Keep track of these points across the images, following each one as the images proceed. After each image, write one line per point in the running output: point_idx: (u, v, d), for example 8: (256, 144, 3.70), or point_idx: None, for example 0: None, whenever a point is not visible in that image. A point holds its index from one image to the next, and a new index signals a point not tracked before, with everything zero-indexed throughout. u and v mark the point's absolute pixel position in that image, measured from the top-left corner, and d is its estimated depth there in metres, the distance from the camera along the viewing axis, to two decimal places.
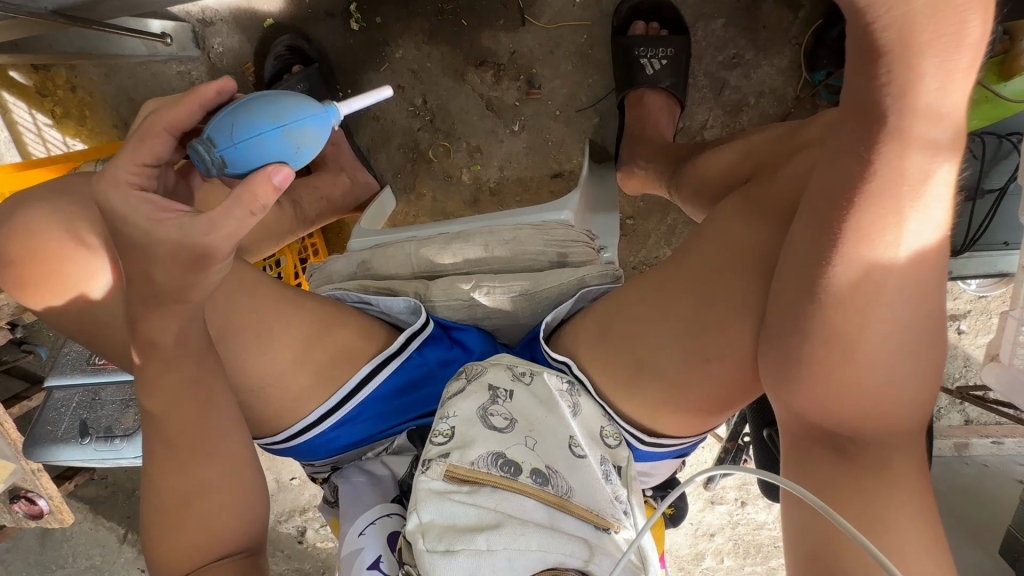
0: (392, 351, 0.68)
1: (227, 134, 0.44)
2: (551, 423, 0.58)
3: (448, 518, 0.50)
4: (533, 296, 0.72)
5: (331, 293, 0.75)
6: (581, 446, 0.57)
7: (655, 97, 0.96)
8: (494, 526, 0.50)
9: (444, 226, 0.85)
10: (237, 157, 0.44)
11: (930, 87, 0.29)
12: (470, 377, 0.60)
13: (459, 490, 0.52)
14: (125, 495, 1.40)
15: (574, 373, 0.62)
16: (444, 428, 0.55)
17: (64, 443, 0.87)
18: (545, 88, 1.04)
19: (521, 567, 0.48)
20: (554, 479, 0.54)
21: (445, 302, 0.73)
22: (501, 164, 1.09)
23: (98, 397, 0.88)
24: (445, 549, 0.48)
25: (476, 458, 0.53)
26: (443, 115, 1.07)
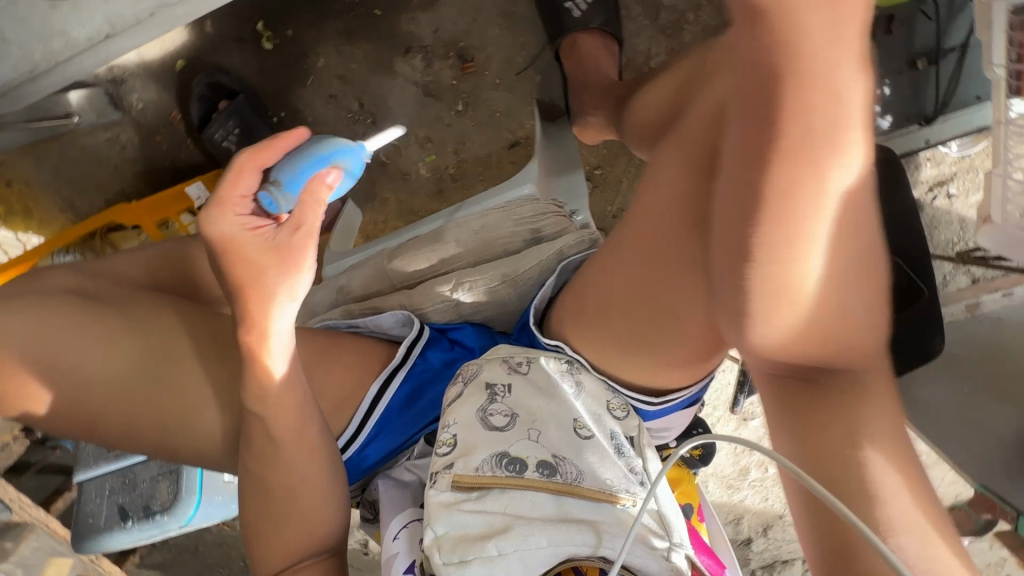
0: (396, 364, 0.67)
1: (287, 168, 0.50)
2: (554, 410, 0.57)
3: (460, 528, 0.51)
4: (516, 279, 0.71)
5: (319, 325, 0.74)
6: (587, 428, 0.56)
7: (589, 39, 0.91)
8: (503, 530, 0.50)
9: (412, 229, 0.82)
10: (294, 184, 0.50)
11: (813, 34, 0.27)
12: (467, 379, 0.60)
13: (467, 497, 0.52)
14: (189, 554, 1.44)
15: (569, 354, 0.61)
16: (447, 437, 0.56)
17: (109, 530, 0.88)
18: (477, 59, 1.01)
19: (535, 566, 0.48)
20: (560, 467, 0.53)
21: (432, 306, 0.73)
22: (455, 148, 1.05)
23: (131, 477, 0.89)
24: (459, 561, 0.48)
25: (479, 463, 0.53)
26: (384, 113, 1.03)
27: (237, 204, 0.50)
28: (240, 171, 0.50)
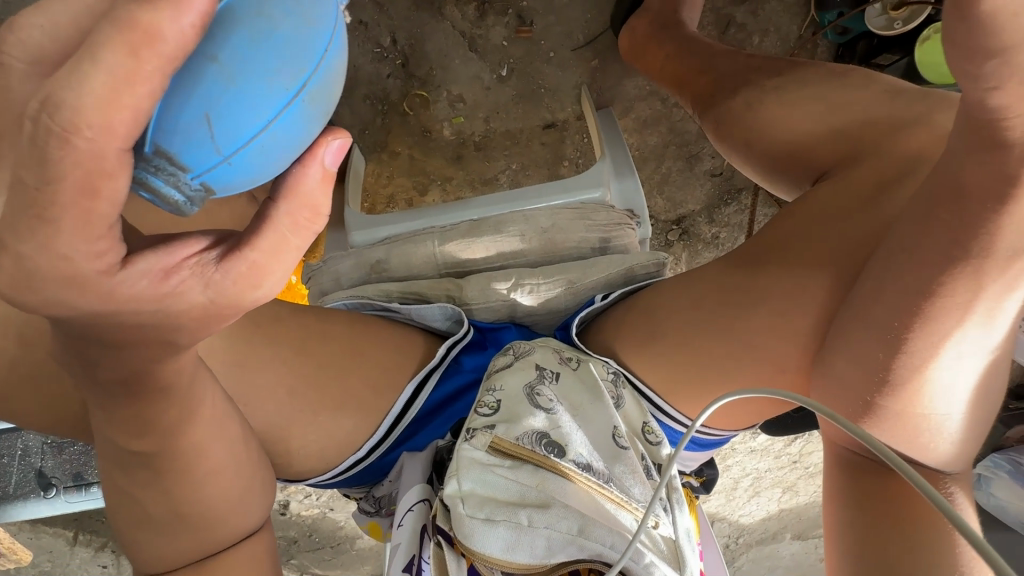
0: (434, 365, 0.62)
1: (170, 132, 0.25)
2: (594, 415, 0.60)
3: (488, 488, 0.53)
4: (578, 288, 0.67)
5: (347, 303, 0.65)
6: (625, 438, 0.58)
7: (646, 26, 0.84)
8: (541, 505, 0.52)
9: (452, 212, 0.71)
10: (234, 174, 0.27)
11: (288, 221, 0.29)
12: (518, 354, 0.63)
13: (501, 463, 0.54)
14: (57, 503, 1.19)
15: (619, 367, 0.64)
16: (491, 400, 0.59)
17: (22, 499, 0.76)
18: (537, 25, 0.91)
19: (558, 549, 0.50)
20: (598, 464, 0.55)
21: (482, 303, 0.66)
22: (487, 116, 0.97)
23: (51, 441, 0.76)
24: (484, 517, 0.51)
25: (521, 434, 0.56)
26: (420, 58, 0.91)
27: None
28: (95, 46, 0.21)
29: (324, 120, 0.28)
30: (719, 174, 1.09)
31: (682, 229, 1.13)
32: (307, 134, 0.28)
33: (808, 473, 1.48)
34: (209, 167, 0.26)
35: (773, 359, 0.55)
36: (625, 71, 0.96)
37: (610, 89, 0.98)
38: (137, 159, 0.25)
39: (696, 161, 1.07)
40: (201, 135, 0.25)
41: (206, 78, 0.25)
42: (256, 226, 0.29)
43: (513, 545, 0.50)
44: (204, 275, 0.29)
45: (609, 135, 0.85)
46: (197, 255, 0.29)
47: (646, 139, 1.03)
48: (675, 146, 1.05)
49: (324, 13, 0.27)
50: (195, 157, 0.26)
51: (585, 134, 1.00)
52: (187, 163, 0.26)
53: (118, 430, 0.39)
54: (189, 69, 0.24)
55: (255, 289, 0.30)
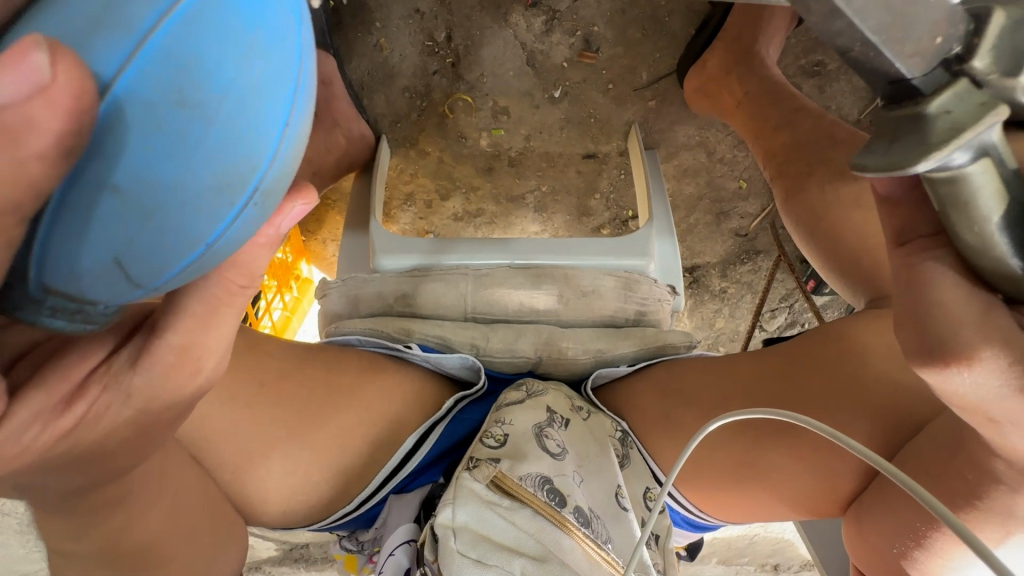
0: (436, 419, 0.61)
1: (70, 278, 0.25)
2: (598, 469, 0.58)
3: (483, 526, 0.50)
4: (605, 359, 0.65)
5: (363, 341, 0.63)
6: (626, 499, 0.57)
7: (721, 58, 0.75)
8: (537, 557, 0.49)
9: (491, 249, 0.67)
10: (166, 290, 0.28)
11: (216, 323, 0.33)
12: (530, 392, 0.62)
13: (500, 501, 0.51)
14: None
15: (627, 427, 0.64)
16: (498, 433, 0.58)
17: None
18: (604, 53, 0.84)
19: None
20: (595, 523, 0.53)
21: (507, 360, 0.63)
22: (529, 134, 0.92)
23: None
24: (475, 558, 0.48)
25: (525, 475, 0.53)
26: (472, 62, 0.84)
27: (13, 137, 0.20)
28: None
29: (274, 210, 0.29)
30: (743, 235, 1.07)
31: (693, 277, 1.13)
32: (252, 230, 0.28)
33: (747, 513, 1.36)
34: (130, 296, 0.27)
35: (777, 490, 0.55)
36: (680, 118, 0.92)
37: (660, 133, 0.93)
38: (28, 299, 0.26)
39: (725, 218, 1.05)
40: (115, 275, 0.25)
41: (93, 225, 0.23)
42: (171, 315, 0.33)
43: None
44: (115, 383, 0.33)
45: (655, 183, 0.82)
46: (103, 362, 0.34)
47: (682, 187, 1.00)
48: (708, 201, 1.02)
49: (256, 110, 0.24)
50: (109, 293, 0.26)
51: (623, 170, 0.97)
52: (96, 296, 0.26)
53: None
54: (82, 201, 0.23)
55: (192, 376, 0.35)
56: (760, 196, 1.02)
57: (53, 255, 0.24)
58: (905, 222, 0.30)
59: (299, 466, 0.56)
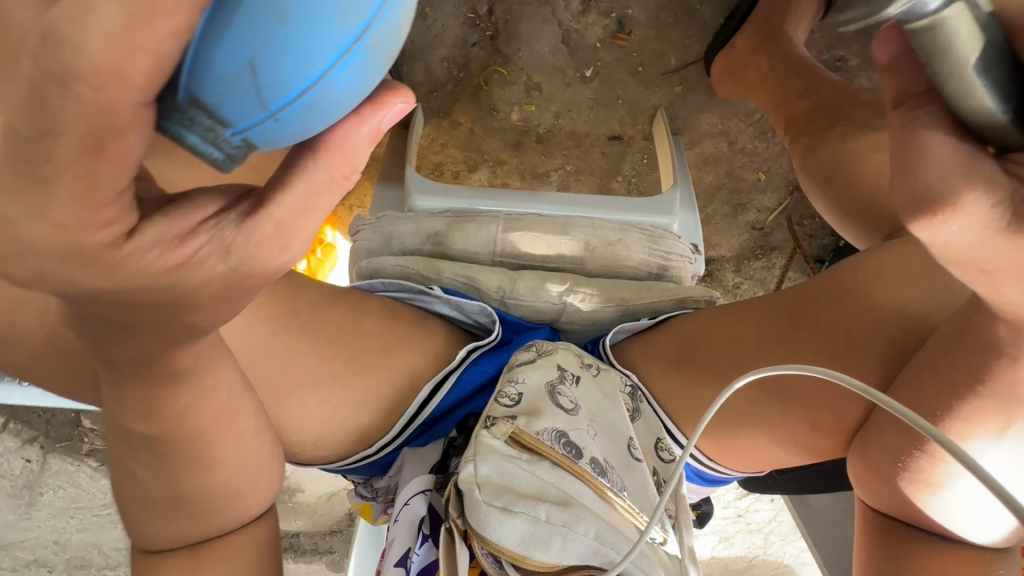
0: (451, 367, 0.61)
1: (208, 85, 0.24)
2: (609, 424, 0.58)
3: (506, 478, 0.49)
4: (627, 308, 0.66)
5: (389, 288, 0.64)
6: (638, 450, 0.57)
7: (751, 36, 0.79)
8: (560, 502, 0.49)
9: (522, 199, 0.70)
10: (287, 130, 0.26)
11: (321, 193, 0.29)
12: (540, 352, 0.61)
13: (520, 456, 0.51)
14: None
15: (634, 381, 0.63)
16: (512, 392, 0.56)
17: None
18: (635, 36, 0.89)
19: (573, 551, 0.47)
20: (610, 472, 0.54)
21: (532, 302, 0.65)
22: (558, 111, 0.95)
23: None
24: (502, 507, 0.47)
25: (542, 430, 0.53)
26: (510, 35, 0.89)
27: None
28: None
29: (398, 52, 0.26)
30: (759, 229, 1.09)
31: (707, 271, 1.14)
32: (373, 72, 0.26)
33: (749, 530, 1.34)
34: (255, 122, 0.25)
35: (794, 439, 0.55)
36: (704, 106, 0.96)
37: (683, 119, 0.97)
38: (172, 110, 0.24)
39: (742, 211, 1.07)
40: (248, 86, 0.24)
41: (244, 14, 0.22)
42: (289, 176, 0.29)
43: (529, 540, 0.47)
44: (220, 238, 0.29)
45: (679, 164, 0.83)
46: (213, 217, 0.30)
47: (702, 176, 1.03)
48: (727, 191, 1.05)
49: None
50: (239, 113, 0.25)
51: (647, 155, 1.00)
52: (227, 118, 0.25)
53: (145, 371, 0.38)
54: None
55: (280, 253, 0.31)
56: (778, 189, 1.05)
57: (197, 52, 0.23)
58: (901, 89, 0.29)
59: (323, 381, 0.56)
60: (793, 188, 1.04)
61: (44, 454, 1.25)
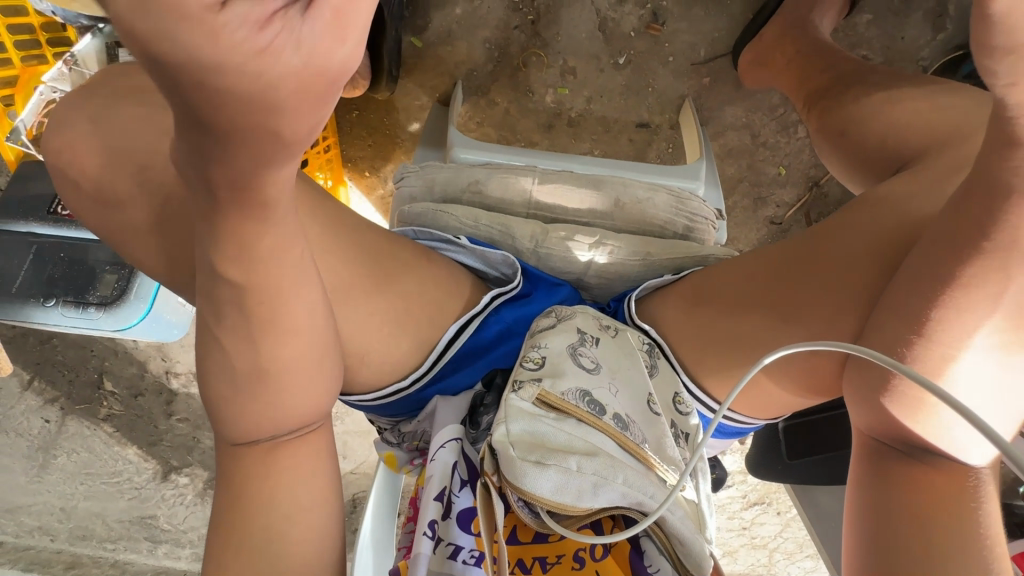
0: (475, 311, 0.62)
1: None
2: (629, 380, 0.58)
3: (536, 435, 0.50)
4: (654, 264, 0.69)
5: (423, 243, 0.66)
6: (658, 405, 0.57)
7: (776, 32, 0.86)
8: (588, 453, 0.49)
9: (557, 160, 0.75)
10: None
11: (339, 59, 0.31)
12: (561, 318, 0.60)
13: (547, 414, 0.51)
14: (38, 340, 1.20)
15: (653, 338, 0.63)
16: (535, 356, 0.56)
17: (28, 303, 0.78)
18: (669, 26, 0.95)
19: (605, 498, 0.48)
20: (633, 427, 0.54)
21: (563, 251, 0.68)
22: (590, 96, 1.00)
23: (75, 259, 0.79)
24: (536, 460, 0.48)
25: (566, 390, 0.53)
26: (550, 21, 0.95)
27: None
28: None
29: None
30: (778, 224, 1.11)
31: None
32: None
33: (753, 544, 1.35)
34: None
35: (820, 389, 0.56)
36: (729, 98, 1.01)
37: (709, 111, 1.02)
38: None
39: (762, 205, 1.10)
40: None
41: None
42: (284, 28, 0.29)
43: (563, 490, 0.47)
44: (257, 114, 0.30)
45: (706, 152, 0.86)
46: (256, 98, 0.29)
47: (724, 168, 1.07)
48: (748, 184, 1.08)
49: None
50: None
51: (673, 144, 1.04)
52: None
53: (217, 248, 0.40)
54: None
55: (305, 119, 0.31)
56: (797, 186, 1.08)
57: None
58: None
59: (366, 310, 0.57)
60: (812, 184, 1.08)
61: (63, 416, 1.24)
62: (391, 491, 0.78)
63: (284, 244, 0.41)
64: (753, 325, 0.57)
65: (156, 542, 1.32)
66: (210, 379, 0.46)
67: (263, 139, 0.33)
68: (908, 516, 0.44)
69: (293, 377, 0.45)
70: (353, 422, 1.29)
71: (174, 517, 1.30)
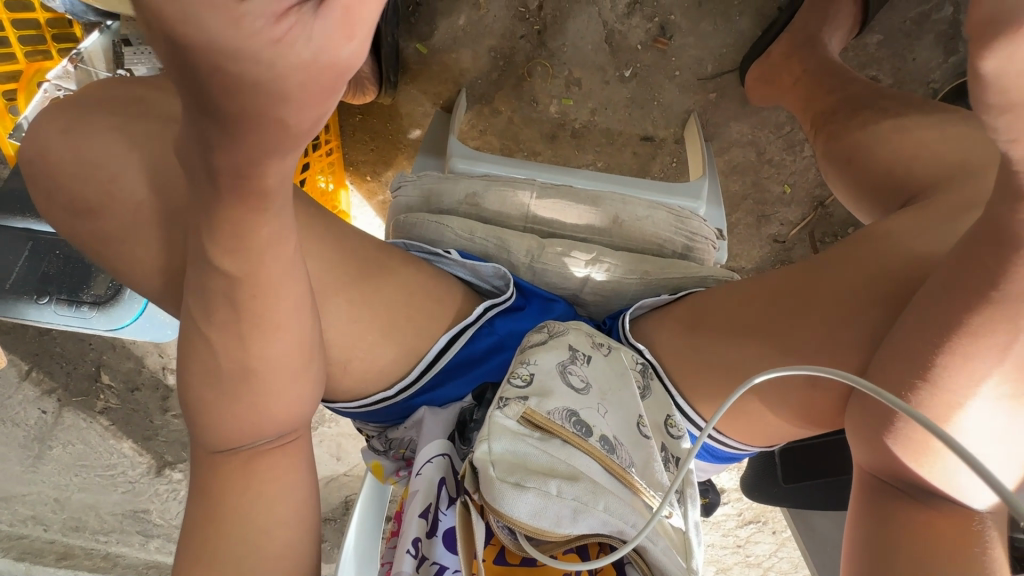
0: (467, 322, 0.61)
1: None
2: (620, 402, 0.56)
3: (518, 455, 0.49)
4: (650, 284, 0.68)
5: (418, 251, 0.66)
6: (648, 428, 0.55)
7: (785, 51, 0.85)
8: (570, 477, 0.48)
9: (556, 174, 0.75)
10: None
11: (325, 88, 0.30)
12: (553, 334, 0.59)
13: (531, 434, 0.50)
14: (36, 332, 1.20)
15: (648, 359, 0.62)
16: (524, 372, 0.55)
17: (27, 301, 0.78)
18: (676, 41, 0.94)
19: (583, 524, 0.47)
20: (620, 450, 0.53)
21: (559, 266, 0.67)
22: (595, 108, 1.00)
23: (70, 257, 0.79)
24: (515, 482, 0.47)
25: (552, 410, 0.52)
26: (557, 31, 0.94)
27: None
28: None
29: None
30: (781, 242, 1.10)
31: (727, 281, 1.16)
32: None
33: (748, 563, 1.34)
34: None
35: (814, 419, 0.55)
36: (735, 114, 1.00)
37: (715, 127, 1.01)
38: None
39: (766, 223, 1.09)
40: None
41: None
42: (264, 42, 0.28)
43: (542, 514, 0.46)
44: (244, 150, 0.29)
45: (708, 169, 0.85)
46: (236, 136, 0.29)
47: (728, 184, 1.06)
48: (752, 202, 1.07)
49: None
50: None
51: (676, 159, 1.03)
52: None
53: (200, 260, 0.40)
54: None
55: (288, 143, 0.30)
56: (802, 205, 1.07)
57: None
58: None
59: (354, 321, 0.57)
60: (817, 204, 1.06)
61: (59, 408, 1.24)
62: (378, 500, 0.78)
63: (275, 256, 0.41)
64: (747, 353, 0.56)
65: (148, 537, 1.32)
66: (191, 392, 0.45)
67: (245, 154, 0.32)
68: (904, 558, 0.43)
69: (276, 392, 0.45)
70: (347, 425, 1.29)
71: (166, 512, 1.30)
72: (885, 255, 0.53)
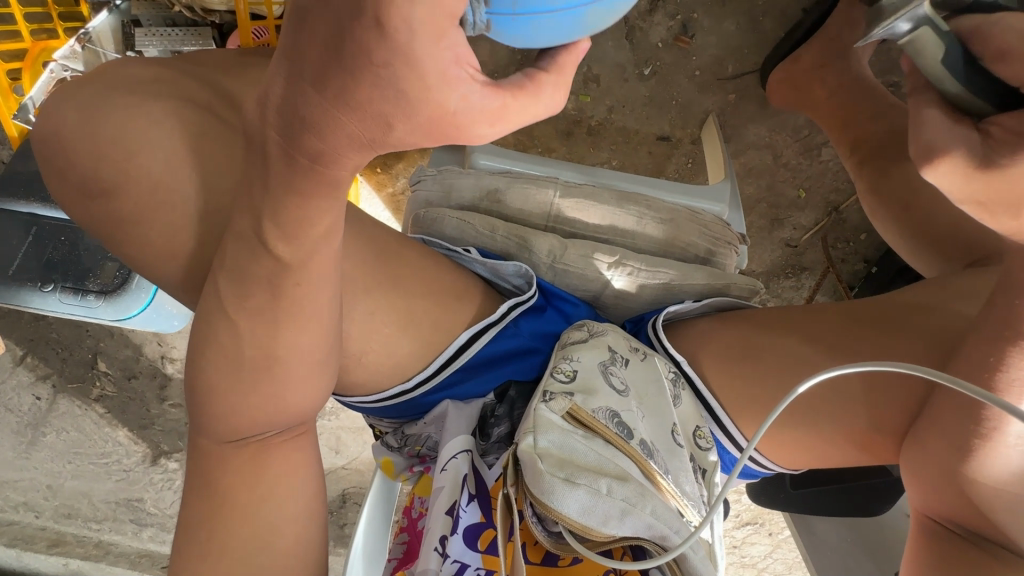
0: (491, 320, 0.59)
1: None
2: (656, 407, 0.56)
3: (567, 450, 0.47)
4: (673, 290, 0.67)
5: (439, 245, 0.64)
6: (681, 437, 0.55)
7: (812, 55, 0.83)
8: (619, 477, 0.47)
9: (578, 172, 0.73)
10: None
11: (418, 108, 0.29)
12: (593, 333, 0.59)
13: (576, 431, 0.49)
14: (32, 317, 1.17)
15: (681, 369, 0.61)
16: (566, 368, 0.54)
17: (27, 287, 0.76)
18: (697, 40, 0.92)
19: (630, 526, 0.45)
20: (658, 456, 0.52)
21: (581, 267, 0.66)
22: (612, 105, 0.98)
23: (75, 242, 0.77)
24: (565, 477, 0.45)
25: (597, 408, 0.51)
26: None
27: None
28: None
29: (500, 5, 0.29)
30: (793, 247, 1.10)
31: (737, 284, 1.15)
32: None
33: (742, 563, 1.34)
34: None
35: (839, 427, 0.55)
36: (755, 116, 0.98)
37: (732, 128, 1.00)
38: None
39: (779, 227, 1.08)
40: None
41: None
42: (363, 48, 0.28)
43: (590, 512, 0.45)
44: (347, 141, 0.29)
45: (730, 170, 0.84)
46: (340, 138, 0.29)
47: (743, 186, 1.05)
48: (766, 205, 1.06)
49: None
50: None
51: (692, 159, 1.02)
52: None
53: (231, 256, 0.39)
54: None
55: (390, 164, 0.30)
56: (816, 209, 1.06)
57: None
58: None
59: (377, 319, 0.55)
60: (831, 209, 1.05)
61: (55, 394, 1.22)
62: (386, 497, 0.77)
63: (308, 258, 0.39)
64: None
65: (142, 526, 1.30)
66: (211, 390, 0.43)
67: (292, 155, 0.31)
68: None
69: (306, 387, 0.44)
70: (348, 419, 1.27)
71: (160, 502, 1.28)
72: (952, 307, 0.57)
